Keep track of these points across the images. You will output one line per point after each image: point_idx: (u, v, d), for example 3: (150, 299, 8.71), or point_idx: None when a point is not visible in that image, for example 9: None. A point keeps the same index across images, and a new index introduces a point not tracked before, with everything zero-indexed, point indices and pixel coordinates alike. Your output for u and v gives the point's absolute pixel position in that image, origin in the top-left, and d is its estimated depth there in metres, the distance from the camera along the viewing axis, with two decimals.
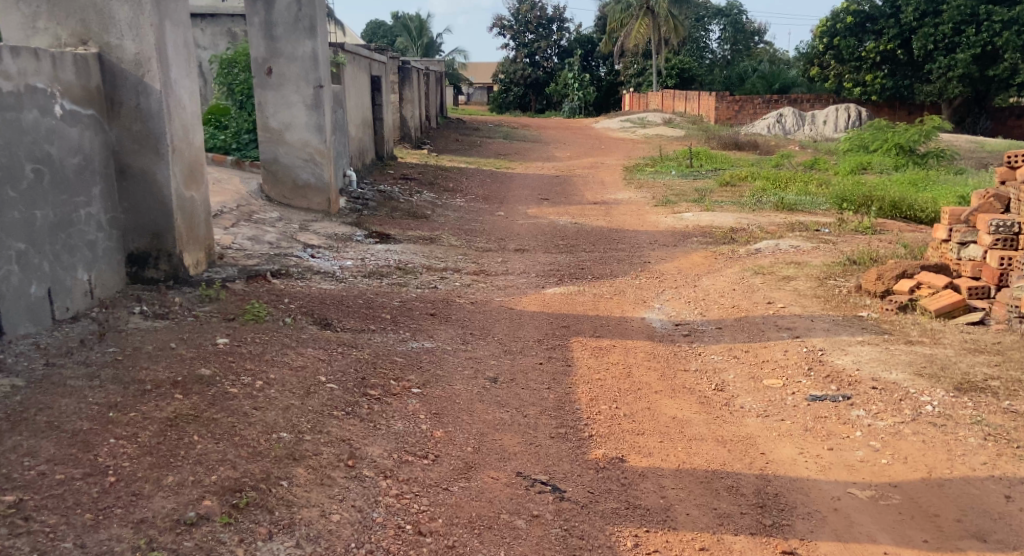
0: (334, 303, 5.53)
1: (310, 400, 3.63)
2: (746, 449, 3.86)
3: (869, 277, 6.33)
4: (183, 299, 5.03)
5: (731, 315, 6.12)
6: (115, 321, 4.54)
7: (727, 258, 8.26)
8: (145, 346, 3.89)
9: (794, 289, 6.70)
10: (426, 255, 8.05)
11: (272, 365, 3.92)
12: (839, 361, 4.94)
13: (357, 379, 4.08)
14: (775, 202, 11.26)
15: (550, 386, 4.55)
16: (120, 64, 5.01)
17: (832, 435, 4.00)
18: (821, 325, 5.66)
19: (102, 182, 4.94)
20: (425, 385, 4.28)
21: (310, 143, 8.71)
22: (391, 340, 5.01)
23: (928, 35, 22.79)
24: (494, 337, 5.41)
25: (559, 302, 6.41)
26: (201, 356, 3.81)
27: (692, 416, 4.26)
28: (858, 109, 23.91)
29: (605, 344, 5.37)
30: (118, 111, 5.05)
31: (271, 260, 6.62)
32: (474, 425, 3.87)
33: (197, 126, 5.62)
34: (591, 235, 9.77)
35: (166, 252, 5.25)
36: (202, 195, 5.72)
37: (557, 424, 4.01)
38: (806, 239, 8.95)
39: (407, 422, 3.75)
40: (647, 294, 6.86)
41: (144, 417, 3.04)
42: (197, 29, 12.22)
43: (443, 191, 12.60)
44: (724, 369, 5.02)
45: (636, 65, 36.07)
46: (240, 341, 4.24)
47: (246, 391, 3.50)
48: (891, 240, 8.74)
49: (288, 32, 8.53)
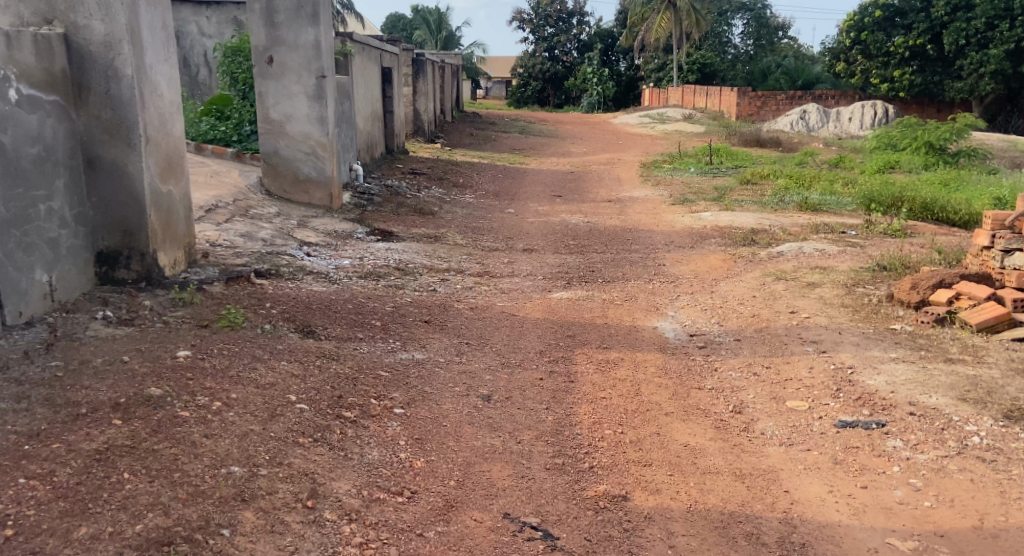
0: (320, 308, 5.11)
1: (273, 425, 3.21)
2: (766, 485, 3.40)
3: (902, 286, 5.83)
4: (153, 303, 4.64)
5: (750, 325, 5.66)
6: (73, 328, 4.14)
7: (747, 261, 7.78)
8: (95, 359, 3.49)
9: (819, 297, 6.21)
10: (428, 254, 7.62)
11: (236, 382, 3.50)
12: (871, 381, 4.46)
13: (333, 398, 3.66)
14: (798, 202, 10.72)
15: (549, 406, 4.11)
16: (88, 47, 4.61)
17: (865, 469, 3.53)
18: (849, 339, 5.19)
19: (66, 175, 4.56)
20: (409, 404, 3.86)
21: (311, 135, 8.31)
22: (379, 350, 4.60)
23: (960, 30, 22.15)
24: (491, 348, 4.97)
25: (565, 308, 5.97)
26: (155, 371, 3.40)
27: (706, 444, 3.82)
28: (884, 105, 23.26)
29: (612, 357, 4.93)
30: (87, 97, 4.66)
31: (261, 259, 6.21)
32: (460, 454, 3.43)
33: (177, 115, 5.22)
34: (603, 235, 9.30)
35: (138, 251, 4.86)
36: (182, 190, 5.31)
37: (553, 453, 3.57)
38: (831, 242, 8.42)
39: (383, 450, 3.33)
40: (660, 301, 6.40)
41: (67, 451, 2.64)
42: (203, 17, 11.89)
43: (452, 187, 12.18)
44: (743, 388, 4.56)
45: (656, 61, 35.40)
46: (205, 353, 3.81)
47: (199, 415, 3.09)
48: (922, 244, 8.21)
49: (290, 20, 8.11)
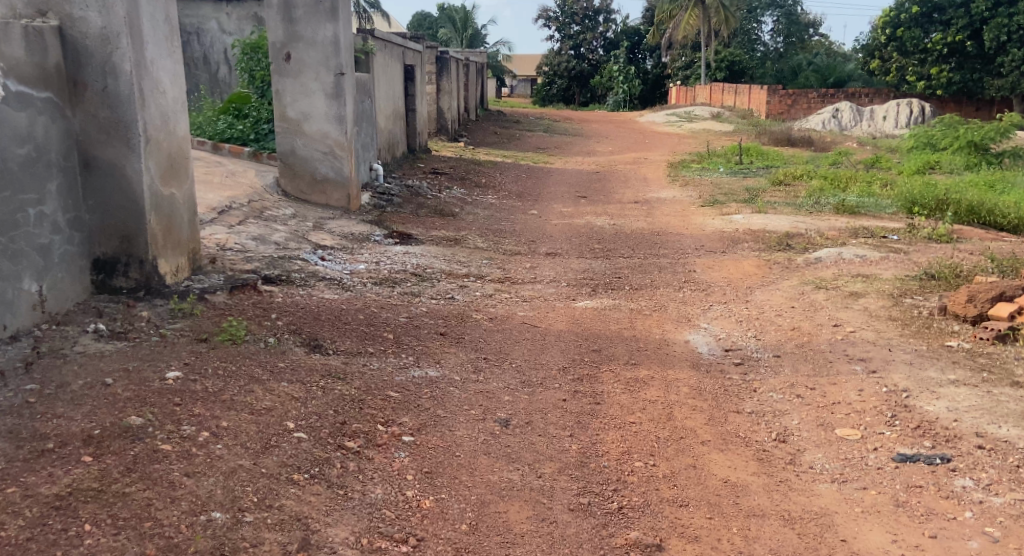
0: (329, 319, 4.78)
1: (265, 459, 2.87)
2: (820, 533, 3.04)
3: (958, 298, 5.42)
4: (150, 314, 4.34)
5: (791, 340, 5.24)
6: (59, 342, 3.84)
7: (783, 268, 7.36)
8: (76, 380, 3.18)
9: (864, 309, 5.78)
10: (448, 259, 7.29)
11: (229, 408, 3.17)
12: (930, 408, 4.08)
13: (335, 425, 3.32)
14: (835, 204, 10.25)
15: (573, 433, 3.75)
16: (84, 41, 4.30)
17: (933, 514, 3.17)
18: (901, 358, 4.79)
19: (59, 177, 4.26)
20: (419, 430, 3.52)
21: (329, 134, 8.00)
22: (390, 367, 4.27)
23: (1002, 26, 21.46)
24: (511, 364, 4.62)
25: (590, 319, 5.60)
26: (139, 396, 3.08)
27: (749, 480, 3.43)
28: (921, 104, 22.61)
29: (641, 376, 4.54)
30: (82, 94, 4.36)
31: (271, 264, 5.90)
32: (474, 491, 3.09)
33: (181, 113, 4.92)
34: (630, 238, 8.90)
35: (137, 258, 4.54)
36: (186, 192, 5.00)
37: (578, 490, 3.22)
38: (872, 248, 7.95)
39: (388, 487, 2.99)
40: (691, 311, 5.98)
41: (23, 497, 2.37)
42: (223, 14, 11.65)
43: (475, 187, 11.84)
44: (786, 412, 4.15)
45: (683, 58, 34.85)
46: (198, 373, 3.48)
47: (182, 449, 2.76)
48: (972, 251, 7.74)
49: (308, 15, 7.80)
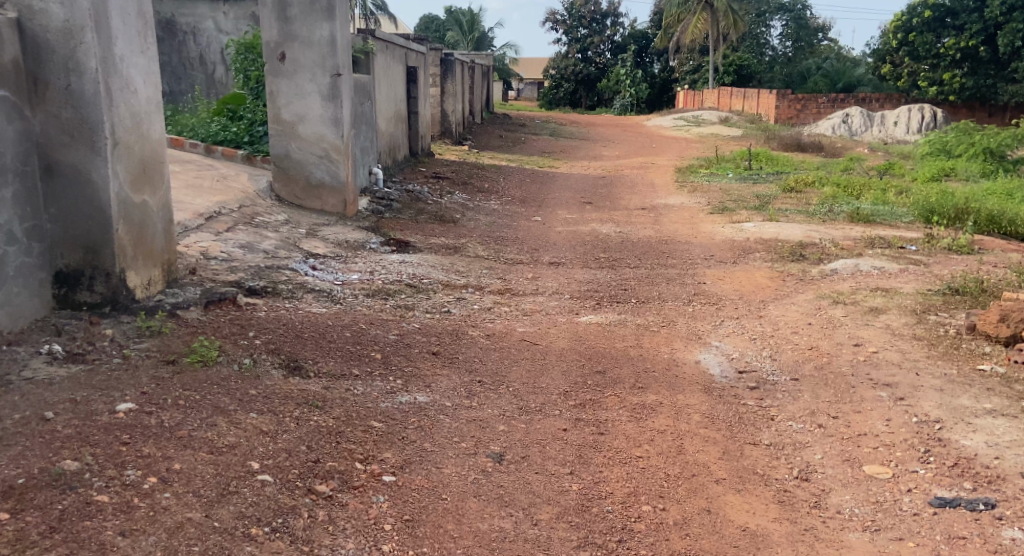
0: (312, 337, 4.42)
1: (219, 511, 2.56)
2: None
3: (989, 317, 5.04)
4: (115, 333, 4.00)
5: (809, 361, 4.86)
6: (7, 366, 3.51)
7: (797, 280, 6.97)
8: (12, 414, 2.86)
9: (886, 326, 5.39)
10: (445, 268, 6.92)
11: (185, 446, 2.83)
12: (966, 442, 3.71)
13: (307, 465, 2.96)
14: (849, 212, 9.86)
15: (574, 470, 3.38)
16: (44, 35, 3.95)
17: None
18: (931, 384, 4.40)
19: (15, 182, 3.91)
20: (402, 468, 3.15)
21: (324, 138, 7.64)
22: (375, 392, 3.90)
23: (1016, 30, 20.93)
24: (508, 388, 4.24)
25: (594, 336, 5.22)
26: (80, 434, 2.77)
27: (770, 529, 3.06)
28: (933, 109, 22.16)
29: (648, 402, 4.17)
30: (43, 92, 4.01)
31: (257, 274, 5.52)
32: (460, 545, 2.75)
33: (156, 115, 4.56)
34: (637, 247, 8.52)
35: (103, 271, 4.18)
36: (161, 199, 4.64)
37: (578, 541, 2.87)
38: (890, 259, 7.56)
39: (362, 541, 2.65)
40: (701, 327, 5.59)
41: None
42: (219, 13, 11.31)
43: (477, 192, 11.46)
44: (807, 445, 3.78)
45: (691, 62, 34.47)
46: (155, 404, 3.12)
47: (121, 500, 2.48)
48: (996, 264, 7.33)
49: (304, 14, 7.46)
